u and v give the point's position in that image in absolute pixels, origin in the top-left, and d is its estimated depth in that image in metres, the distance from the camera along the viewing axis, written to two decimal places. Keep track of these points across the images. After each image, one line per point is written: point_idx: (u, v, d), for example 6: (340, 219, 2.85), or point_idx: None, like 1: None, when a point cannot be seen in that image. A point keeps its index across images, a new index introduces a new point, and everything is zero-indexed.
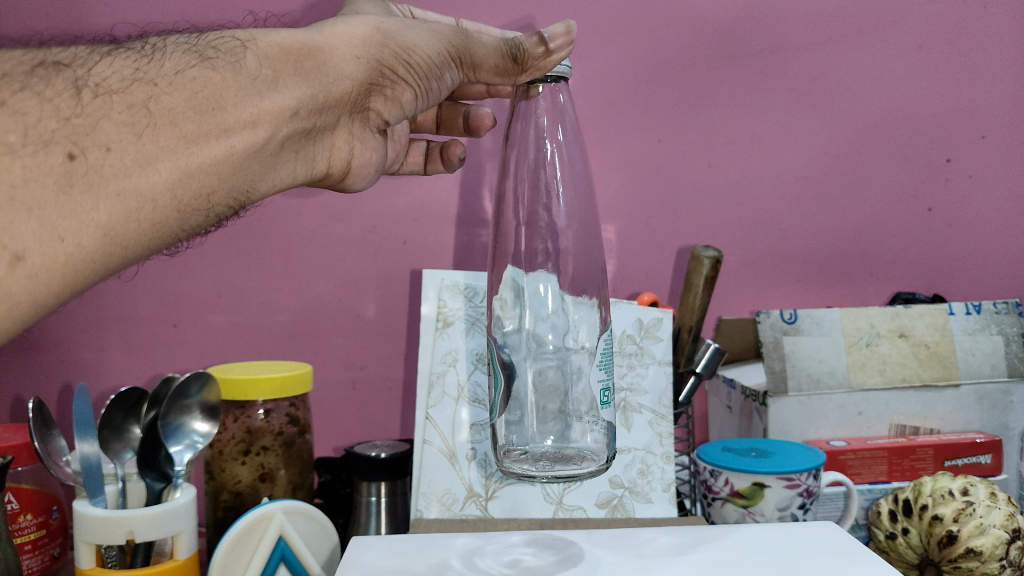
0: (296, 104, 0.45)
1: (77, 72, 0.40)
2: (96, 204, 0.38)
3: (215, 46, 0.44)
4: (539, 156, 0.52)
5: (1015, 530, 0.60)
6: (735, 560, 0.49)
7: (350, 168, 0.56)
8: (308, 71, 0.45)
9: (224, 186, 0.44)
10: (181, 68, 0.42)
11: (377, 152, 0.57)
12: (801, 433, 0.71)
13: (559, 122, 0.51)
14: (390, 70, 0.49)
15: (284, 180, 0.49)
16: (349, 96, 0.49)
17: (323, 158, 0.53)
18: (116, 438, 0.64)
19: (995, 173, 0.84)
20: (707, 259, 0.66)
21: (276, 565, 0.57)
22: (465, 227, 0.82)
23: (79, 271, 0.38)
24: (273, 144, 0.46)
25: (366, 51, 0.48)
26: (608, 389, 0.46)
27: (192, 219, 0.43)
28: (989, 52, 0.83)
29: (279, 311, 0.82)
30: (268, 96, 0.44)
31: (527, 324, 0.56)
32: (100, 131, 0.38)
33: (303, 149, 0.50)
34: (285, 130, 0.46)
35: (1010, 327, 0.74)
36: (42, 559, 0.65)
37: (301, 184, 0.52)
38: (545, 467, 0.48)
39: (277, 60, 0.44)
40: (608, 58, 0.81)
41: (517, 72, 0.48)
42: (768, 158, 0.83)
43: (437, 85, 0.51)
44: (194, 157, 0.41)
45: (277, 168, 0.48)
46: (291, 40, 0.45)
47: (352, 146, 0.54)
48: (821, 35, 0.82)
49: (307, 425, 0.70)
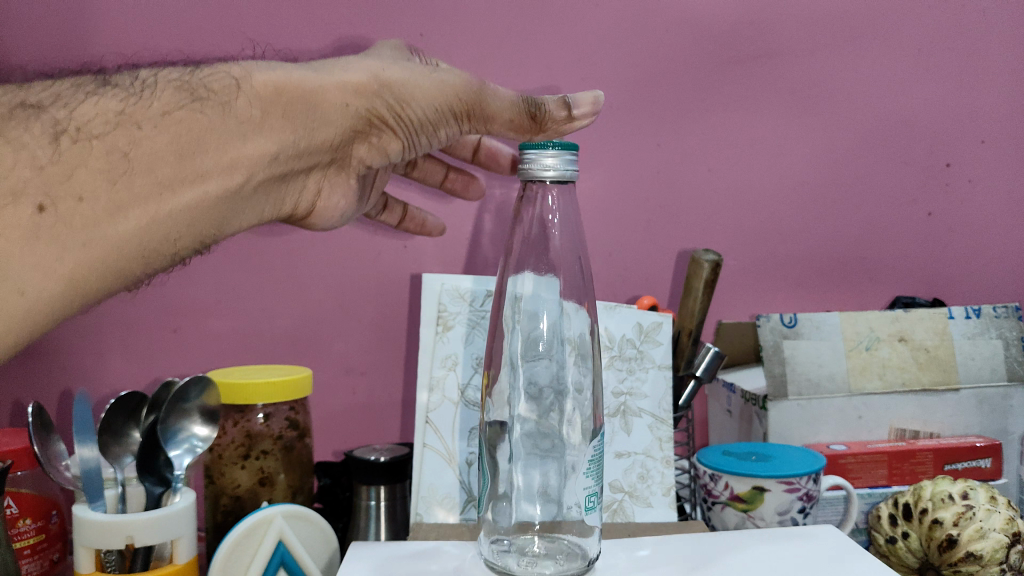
0: (277, 149, 0.49)
1: (58, 115, 0.44)
2: (62, 256, 0.42)
3: (207, 84, 0.47)
4: (539, 238, 0.58)
5: (1016, 535, 0.60)
6: (721, 559, 0.54)
7: (314, 209, 0.59)
8: (294, 116, 0.49)
9: (192, 230, 0.48)
10: (169, 109, 0.46)
11: (346, 198, 0.60)
12: (801, 438, 0.71)
13: (560, 216, 0.57)
14: (381, 116, 0.51)
15: (252, 220, 0.53)
16: (334, 143, 0.52)
17: (293, 199, 0.56)
18: (116, 443, 0.64)
19: (994, 177, 0.85)
20: (707, 262, 0.68)
21: (275, 568, 0.57)
22: (465, 235, 0.82)
23: (47, 315, 0.43)
24: (249, 186, 0.49)
25: (357, 99, 0.50)
26: (593, 495, 0.53)
27: (155, 262, 0.47)
28: (987, 55, 0.83)
29: (278, 315, 0.82)
30: (250, 139, 0.47)
31: (520, 363, 0.60)
32: (75, 180, 0.43)
33: (274, 192, 0.53)
34: (262, 174, 0.49)
35: (1010, 331, 0.74)
36: (41, 563, 0.65)
37: (270, 222, 0.55)
38: (528, 565, 0.53)
39: (268, 101, 0.48)
40: (605, 61, 0.81)
41: (534, 129, 0.52)
42: (767, 162, 0.83)
43: (431, 135, 0.53)
44: (167, 202, 0.45)
45: (248, 209, 0.51)
46: (285, 80, 0.48)
47: (321, 186, 0.58)
48: (819, 39, 0.82)
49: (306, 430, 0.70)
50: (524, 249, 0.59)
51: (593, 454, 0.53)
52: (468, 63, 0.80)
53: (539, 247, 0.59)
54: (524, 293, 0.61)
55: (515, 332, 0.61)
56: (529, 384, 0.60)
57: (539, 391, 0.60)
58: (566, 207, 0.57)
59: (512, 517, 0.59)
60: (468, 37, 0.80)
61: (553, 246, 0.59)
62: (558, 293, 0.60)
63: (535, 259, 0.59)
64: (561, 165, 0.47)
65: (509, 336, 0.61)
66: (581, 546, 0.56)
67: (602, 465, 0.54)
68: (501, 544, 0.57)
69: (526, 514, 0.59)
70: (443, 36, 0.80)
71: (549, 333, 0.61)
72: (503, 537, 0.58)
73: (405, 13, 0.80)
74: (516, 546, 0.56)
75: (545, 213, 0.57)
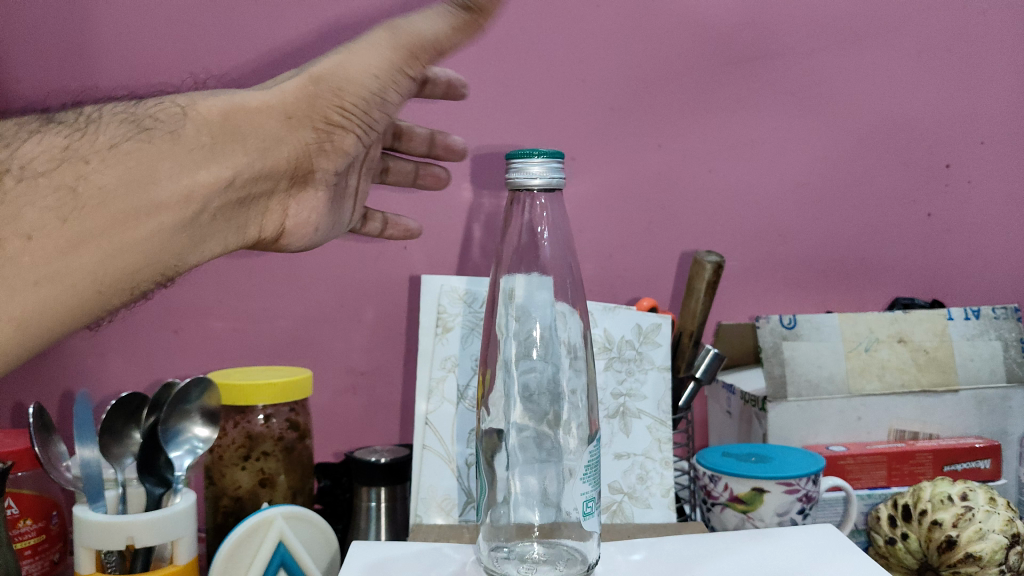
0: (232, 173, 0.51)
1: (5, 158, 0.47)
2: (14, 297, 0.45)
3: (152, 116, 0.50)
4: (529, 246, 0.60)
5: (1015, 535, 0.60)
6: (717, 560, 0.54)
7: (284, 229, 0.61)
8: (243, 138, 0.51)
9: (150, 263, 0.49)
10: (115, 143, 0.48)
11: (316, 211, 0.61)
12: (800, 439, 0.71)
13: (549, 224, 0.59)
14: (329, 108, 0.53)
15: (216, 249, 0.54)
16: (287, 152, 0.54)
17: (257, 223, 0.58)
18: (116, 444, 0.64)
19: (993, 178, 0.85)
20: (709, 264, 0.67)
21: (275, 569, 0.57)
22: (465, 236, 0.82)
23: (3, 350, 0.45)
24: (206, 214, 0.51)
25: (300, 106, 0.52)
26: (590, 500, 0.53)
27: (112, 294, 0.48)
28: (986, 56, 0.84)
29: (279, 316, 0.83)
30: (203, 165, 0.50)
31: (514, 369, 0.60)
32: (23, 221, 0.45)
33: (236, 217, 0.55)
34: (218, 200, 0.51)
35: (1009, 332, 0.74)
36: (41, 564, 0.65)
37: (236, 249, 0.57)
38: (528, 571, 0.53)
39: (214, 127, 0.50)
40: (605, 63, 0.82)
41: (467, 19, 0.48)
42: (766, 163, 0.83)
43: (377, 110, 0.55)
44: (123, 233, 0.47)
45: (208, 239, 0.53)
46: (227, 107, 0.51)
47: (285, 207, 0.59)
48: (818, 41, 0.82)
49: (307, 431, 0.70)
50: (515, 258, 0.60)
51: (588, 459, 0.54)
52: (467, 64, 0.81)
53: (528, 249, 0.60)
54: (517, 299, 0.61)
55: (509, 338, 0.61)
56: (525, 388, 0.60)
57: (533, 395, 0.60)
58: (554, 220, 0.59)
59: (510, 519, 0.60)
60: (468, 39, 0.80)
61: (544, 256, 0.60)
62: (550, 297, 0.60)
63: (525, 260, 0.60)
64: (547, 174, 0.50)
65: (504, 343, 0.61)
66: (581, 550, 0.56)
67: (598, 470, 0.54)
68: (500, 551, 0.57)
69: (525, 518, 0.60)
70: None
71: (541, 338, 0.61)
72: (502, 544, 0.58)
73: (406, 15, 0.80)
74: (516, 553, 0.56)
75: (535, 222, 0.59)
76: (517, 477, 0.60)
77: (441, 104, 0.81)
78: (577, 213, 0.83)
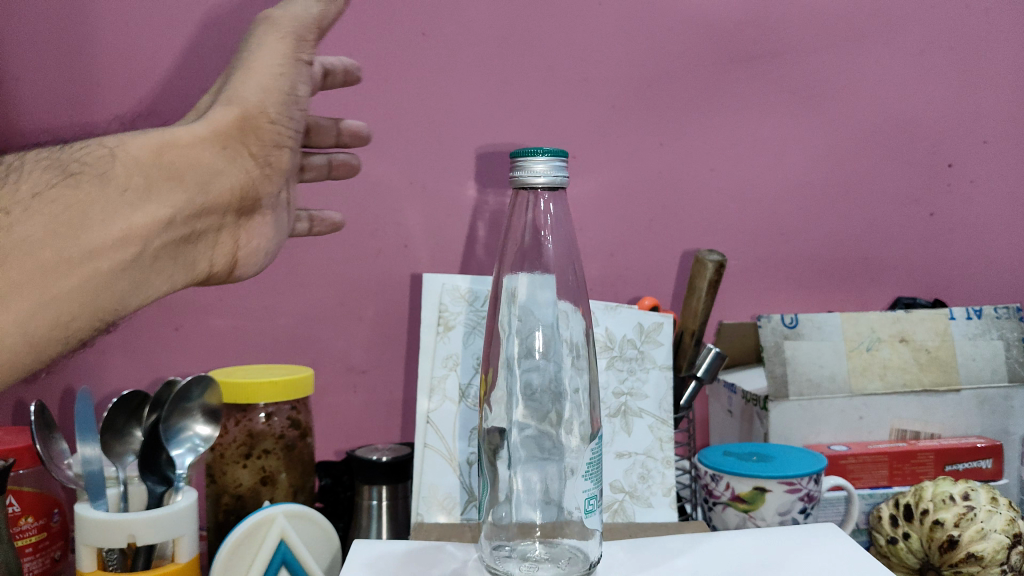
0: (172, 211, 0.50)
1: None
2: None
3: (80, 158, 0.48)
4: (533, 246, 0.60)
5: (1017, 535, 0.60)
6: (719, 560, 0.54)
7: (237, 258, 0.59)
8: (180, 176, 0.50)
9: (87, 310, 0.47)
10: (40, 190, 0.45)
11: (264, 237, 0.60)
12: (801, 438, 0.71)
13: (553, 225, 0.59)
14: (255, 124, 0.51)
15: (161, 288, 0.53)
16: (223, 178, 0.52)
17: (204, 258, 0.56)
18: (117, 442, 0.64)
19: (994, 178, 0.85)
20: (711, 262, 0.67)
21: (276, 568, 0.57)
22: (467, 234, 0.82)
23: None
24: (147, 254, 0.50)
25: (235, 135, 0.51)
26: (592, 498, 0.53)
27: (45, 351, 0.46)
28: (989, 56, 0.84)
29: (279, 314, 0.83)
30: (139, 206, 0.48)
31: (516, 366, 0.60)
32: None
33: (181, 254, 0.53)
34: (159, 239, 0.50)
35: (1011, 332, 0.74)
36: (42, 562, 0.65)
37: (185, 286, 0.55)
38: (529, 569, 0.53)
39: (148, 166, 0.49)
40: (607, 61, 0.81)
41: None
42: (768, 162, 0.83)
43: (296, 113, 0.53)
44: (60, 284, 0.46)
45: (152, 277, 0.51)
46: (159, 144, 0.49)
47: (234, 239, 0.58)
48: (821, 40, 0.82)
49: (307, 429, 0.70)
50: (519, 257, 0.60)
51: (591, 457, 0.54)
52: (468, 62, 0.80)
53: (529, 249, 0.60)
54: (518, 297, 0.61)
55: (510, 336, 0.61)
56: (528, 386, 0.60)
57: (535, 393, 0.60)
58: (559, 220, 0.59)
59: (512, 518, 0.60)
60: (470, 37, 0.80)
61: (547, 255, 0.60)
62: (553, 296, 0.60)
63: (528, 260, 0.60)
64: (551, 173, 0.50)
65: (506, 340, 0.61)
66: (582, 550, 0.56)
67: (600, 468, 0.54)
68: (502, 549, 0.57)
69: (526, 518, 0.60)
70: (445, 35, 0.80)
71: (544, 335, 0.61)
72: (504, 542, 0.58)
73: (408, 12, 0.80)
74: (518, 552, 0.56)
75: (538, 222, 0.60)
76: (520, 476, 0.60)
77: (442, 102, 0.81)
78: (579, 211, 0.83)
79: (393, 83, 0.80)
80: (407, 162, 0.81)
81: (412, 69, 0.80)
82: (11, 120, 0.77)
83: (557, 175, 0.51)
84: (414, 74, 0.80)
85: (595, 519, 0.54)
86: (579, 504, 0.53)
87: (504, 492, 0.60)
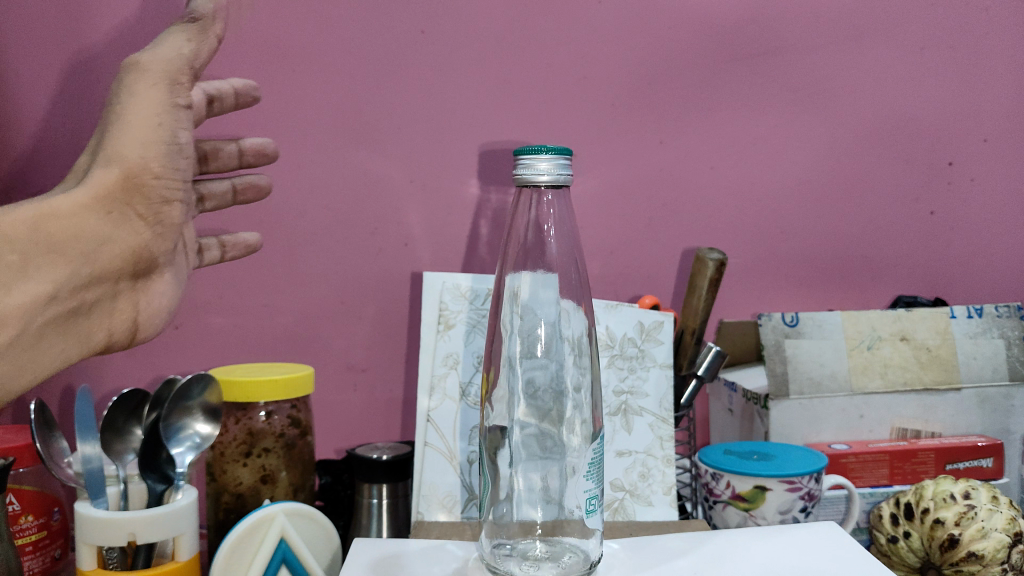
0: (53, 286, 0.52)
1: None
2: None
3: None
4: (536, 245, 0.60)
5: (1017, 534, 0.60)
6: (721, 559, 0.54)
7: (139, 323, 0.59)
8: (58, 249, 0.52)
9: None
10: None
11: (167, 297, 0.60)
12: (801, 437, 0.71)
13: (555, 221, 0.59)
14: (140, 182, 0.53)
15: (57, 362, 0.55)
16: (114, 242, 0.54)
17: (104, 328, 0.57)
18: (117, 441, 0.64)
19: (995, 177, 0.85)
20: (712, 261, 0.67)
21: (275, 567, 0.57)
22: (467, 233, 0.82)
23: None
24: (32, 330, 0.53)
25: (111, 199, 0.52)
26: (594, 497, 0.53)
27: None
28: (990, 54, 0.83)
29: (279, 312, 0.82)
30: (15, 286, 0.51)
31: (517, 365, 0.60)
32: None
33: (75, 326, 0.55)
34: (44, 313, 0.53)
35: (1011, 331, 0.74)
36: (42, 560, 0.65)
37: (87, 356, 0.57)
38: (530, 569, 0.53)
39: (24, 245, 0.51)
40: (608, 60, 0.81)
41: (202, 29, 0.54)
42: (769, 160, 0.83)
43: (180, 162, 0.55)
44: None
45: (42, 349, 0.54)
46: (34, 220, 0.51)
47: (134, 304, 0.58)
48: (822, 38, 0.82)
49: (307, 427, 0.70)
50: (520, 256, 0.60)
51: (592, 456, 0.54)
52: (468, 61, 0.80)
53: (530, 248, 0.60)
54: (520, 295, 0.61)
55: (511, 335, 0.61)
56: (529, 384, 0.60)
57: (536, 391, 0.60)
58: (561, 218, 0.59)
59: (512, 517, 0.59)
60: (470, 35, 0.80)
61: (549, 253, 0.60)
62: (554, 295, 0.60)
63: (530, 258, 0.60)
64: (554, 171, 0.50)
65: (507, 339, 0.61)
66: (582, 549, 0.56)
67: (602, 467, 0.54)
68: (502, 548, 0.57)
69: (526, 517, 0.59)
70: (445, 34, 0.80)
71: (545, 333, 0.61)
72: (504, 541, 0.58)
73: (408, 10, 0.79)
74: (518, 551, 0.56)
75: (540, 220, 0.59)
76: (520, 475, 0.60)
77: (443, 101, 0.81)
78: (580, 210, 0.83)
79: (393, 81, 0.80)
80: (407, 160, 0.81)
81: (412, 67, 0.80)
82: (11, 118, 0.77)
83: (561, 173, 0.50)
84: (414, 73, 0.80)
85: (596, 519, 0.54)
86: (580, 504, 0.53)
87: (503, 492, 0.60)
